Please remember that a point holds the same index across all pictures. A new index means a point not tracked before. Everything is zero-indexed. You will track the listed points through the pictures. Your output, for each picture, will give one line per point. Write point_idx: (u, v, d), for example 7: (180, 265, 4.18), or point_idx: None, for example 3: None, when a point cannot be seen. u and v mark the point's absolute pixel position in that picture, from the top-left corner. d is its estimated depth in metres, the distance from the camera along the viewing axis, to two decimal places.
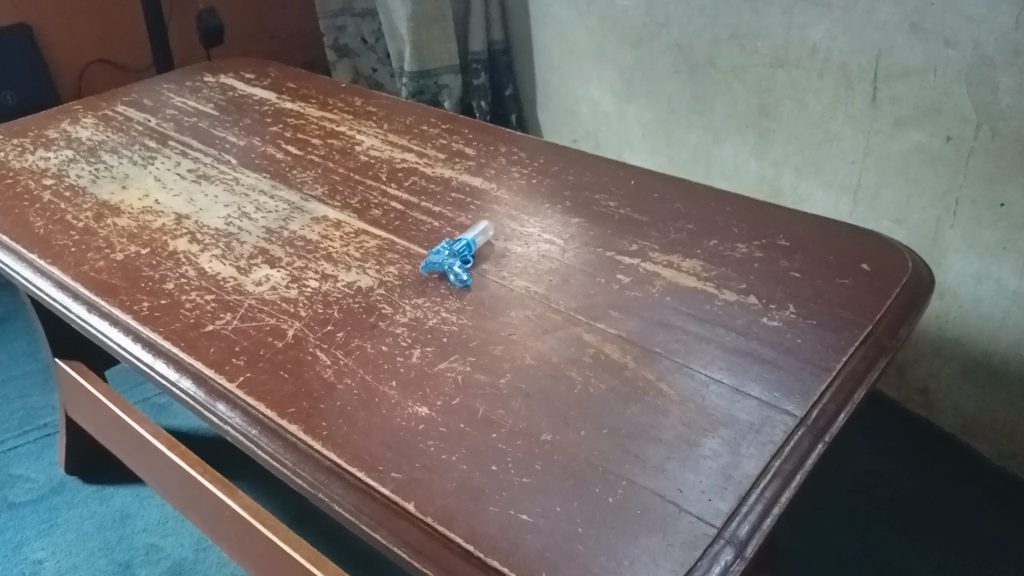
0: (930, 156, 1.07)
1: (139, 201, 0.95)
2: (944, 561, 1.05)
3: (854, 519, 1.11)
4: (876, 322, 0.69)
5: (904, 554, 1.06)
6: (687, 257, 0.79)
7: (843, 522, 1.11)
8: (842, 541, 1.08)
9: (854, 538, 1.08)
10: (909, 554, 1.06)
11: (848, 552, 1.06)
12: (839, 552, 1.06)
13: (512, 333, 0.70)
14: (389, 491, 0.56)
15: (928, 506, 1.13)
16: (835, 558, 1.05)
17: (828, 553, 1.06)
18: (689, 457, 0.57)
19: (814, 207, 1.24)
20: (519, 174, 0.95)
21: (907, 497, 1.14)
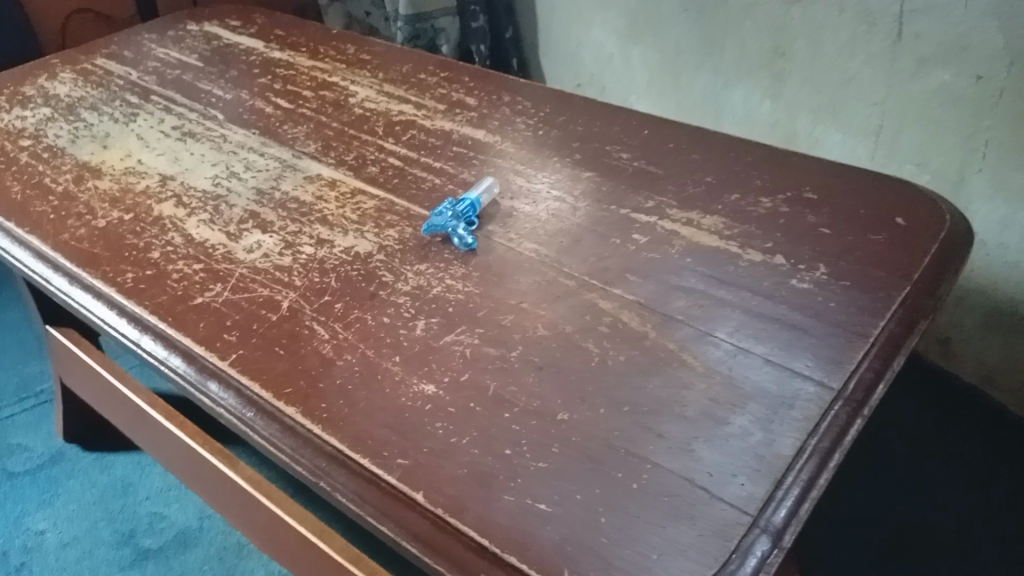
0: (956, 97, 1.01)
1: (121, 161, 0.89)
2: (966, 518, 1.01)
3: (870, 478, 1.07)
4: (914, 282, 0.64)
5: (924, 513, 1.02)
6: (707, 213, 0.73)
7: (860, 481, 1.07)
8: (861, 502, 1.04)
9: (871, 498, 1.05)
10: (929, 513, 1.02)
11: (864, 512, 1.03)
12: (856, 513, 1.03)
13: (522, 301, 0.65)
14: (394, 479, 0.52)
15: (949, 461, 1.08)
16: (852, 520, 1.02)
17: (845, 515, 1.03)
18: (716, 435, 0.53)
19: (831, 152, 1.18)
20: (524, 125, 0.89)
21: (927, 452, 1.10)
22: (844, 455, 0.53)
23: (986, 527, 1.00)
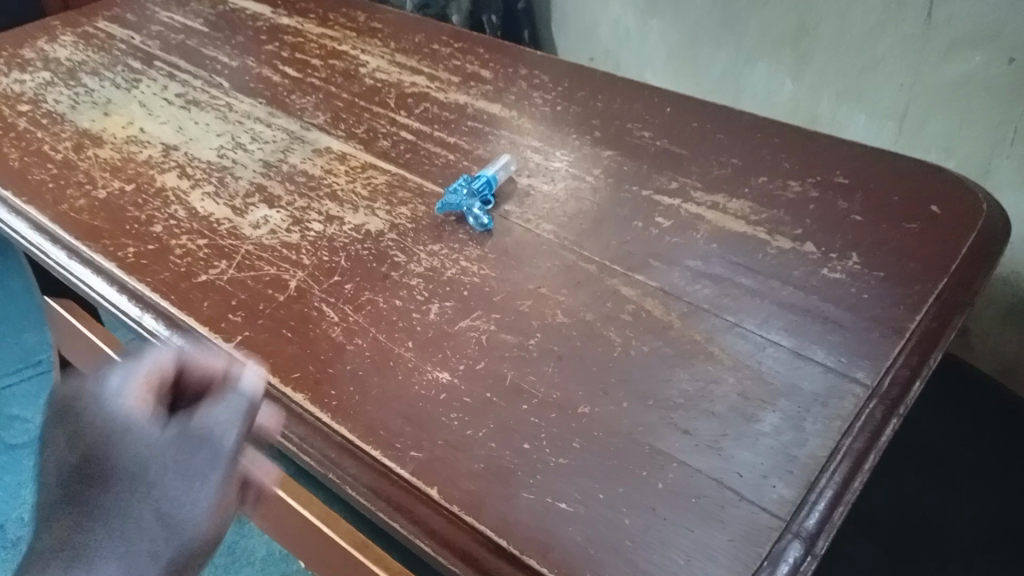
0: (986, 83, 0.97)
1: (123, 129, 0.86)
2: (978, 512, 0.86)
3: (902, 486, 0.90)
4: (951, 275, 0.61)
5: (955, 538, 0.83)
6: (734, 196, 0.70)
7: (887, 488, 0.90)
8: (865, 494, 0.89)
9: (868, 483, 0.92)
10: (944, 510, 0.86)
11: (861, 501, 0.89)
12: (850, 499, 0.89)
13: (540, 287, 0.62)
14: (408, 473, 0.49)
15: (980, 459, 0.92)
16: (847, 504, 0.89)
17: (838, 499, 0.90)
18: (745, 433, 0.50)
19: (854, 135, 1.14)
20: (542, 100, 0.85)
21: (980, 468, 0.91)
22: (878, 456, 0.50)
23: (996, 517, 0.85)
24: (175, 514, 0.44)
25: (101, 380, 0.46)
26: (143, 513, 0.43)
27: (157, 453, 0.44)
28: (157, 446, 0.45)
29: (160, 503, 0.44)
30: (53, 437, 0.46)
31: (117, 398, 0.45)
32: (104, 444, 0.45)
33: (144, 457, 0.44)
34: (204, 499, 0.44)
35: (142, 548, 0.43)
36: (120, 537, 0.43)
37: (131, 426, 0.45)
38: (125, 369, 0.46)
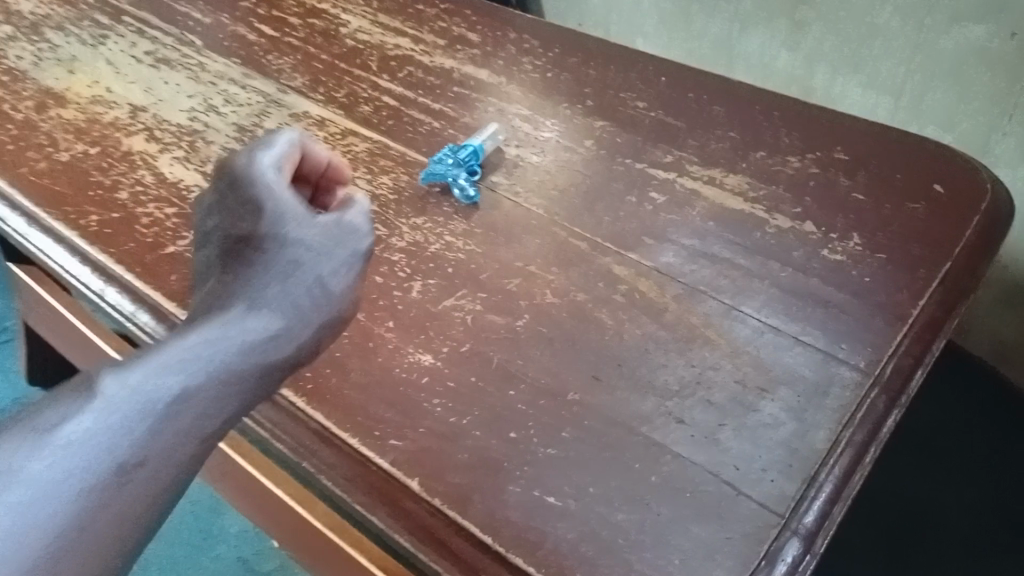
0: (993, 56, 0.93)
1: (88, 88, 0.81)
2: (975, 502, 0.79)
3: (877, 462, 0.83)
4: (956, 259, 0.59)
5: (950, 533, 0.77)
6: (731, 172, 0.67)
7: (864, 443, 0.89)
8: None
9: None
10: (946, 505, 0.79)
11: None
12: None
13: (529, 265, 0.59)
14: (388, 463, 0.47)
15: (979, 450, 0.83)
16: None
17: None
18: (745, 424, 0.48)
19: (851, 110, 1.11)
20: (532, 65, 0.81)
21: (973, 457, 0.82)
22: (879, 448, 0.48)
23: (993, 506, 0.79)
24: (327, 285, 0.47)
25: (258, 159, 0.49)
26: (289, 275, 0.46)
27: (309, 240, 0.47)
28: (309, 236, 0.47)
29: (309, 277, 0.46)
30: (219, 201, 0.49)
31: (274, 178, 0.49)
32: (260, 207, 0.48)
33: (290, 228, 0.47)
34: (345, 275, 0.48)
35: (299, 309, 0.45)
36: (254, 303, 0.44)
37: (286, 210, 0.48)
38: (283, 159, 0.50)
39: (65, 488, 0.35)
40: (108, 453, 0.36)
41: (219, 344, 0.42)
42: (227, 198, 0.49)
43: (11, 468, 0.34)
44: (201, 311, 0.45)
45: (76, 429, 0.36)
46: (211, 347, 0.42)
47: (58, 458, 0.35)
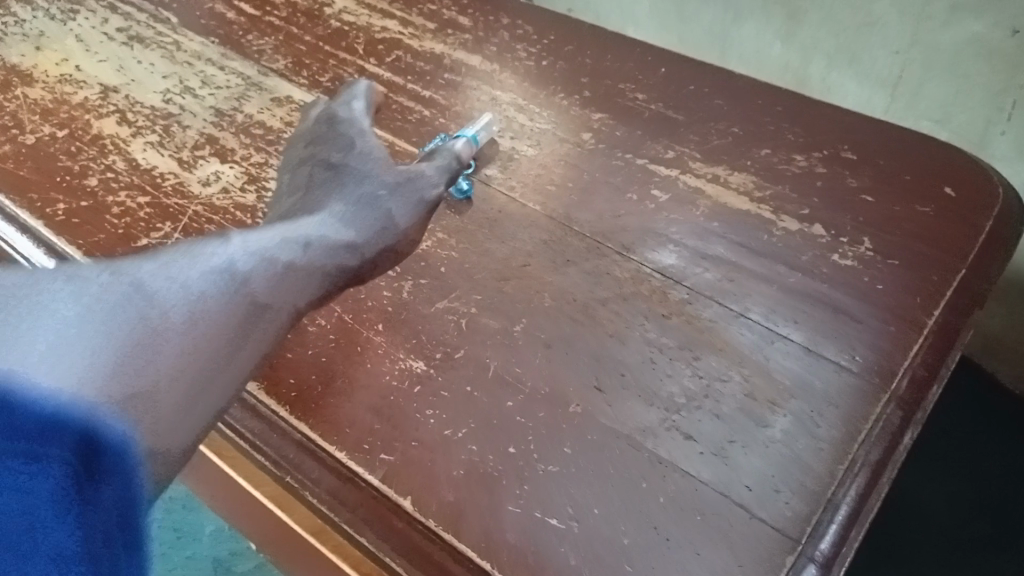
0: (991, 47, 0.84)
1: (56, 67, 0.77)
2: None
3: (952, 490, 0.69)
4: (968, 265, 0.56)
5: (934, 530, 0.67)
6: (735, 168, 0.64)
7: (944, 471, 0.71)
8: (939, 505, 0.69)
9: (929, 484, 0.70)
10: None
11: (930, 504, 0.69)
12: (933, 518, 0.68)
13: (526, 264, 0.56)
14: (377, 479, 0.45)
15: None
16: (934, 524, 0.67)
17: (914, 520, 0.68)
18: (755, 439, 0.46)
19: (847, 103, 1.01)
20: (526, 53, 0.77)
21: None
22: (896, 467, 0.46)
23: (993, 510, 0.68)
24: (393, 216, 0.52)
25: (354, 111, 0.58)
26: (371, 187, 0.52)
27: (385, 177, 0.53)
28: (385, 174, 0.53)
29: (386, 204, 0.52)
30: (316, 136, 0.57)
31: (363, 128, 0.57)
32: (352, 143, 0.55)
33: (375, 158, 0.54)
34: (409, 213, 0.53)
35: (371, 227, 0.50)
36: (338, 216, 0.49)
37: (369, 149, 0.55)
38: (367, 116, 0.59)
39: (196, 321, 0.37)
40: (239, 286, 0.40)
41: (308, 235, 0.46)
42: (320, 138, 0.57)
43: (176, 270, 0.38)
44: (296, 211, 0.51)
45: (221, 257, 0.40)
46: (304, 233, 0.46)
47: (212, 271, 0.39)
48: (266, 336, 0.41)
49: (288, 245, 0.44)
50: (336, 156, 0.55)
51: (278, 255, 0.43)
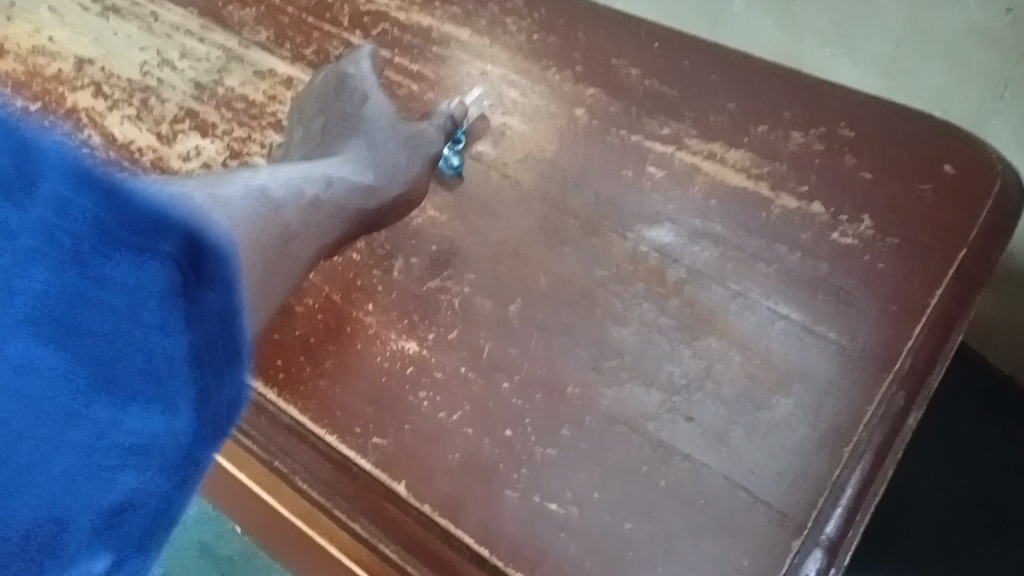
0: (918, 21, 0.74)
1: (29, 38, 0.74)
2: None
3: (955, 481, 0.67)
4: (968, 246, 0.55)
5: (934, 525, 0.65)
6: (732, 146, 0.62)
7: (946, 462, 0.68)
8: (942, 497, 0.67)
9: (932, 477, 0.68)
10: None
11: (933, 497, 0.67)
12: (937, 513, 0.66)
13: (521, 243, 0.55)
14: (371, 465, 0.45)
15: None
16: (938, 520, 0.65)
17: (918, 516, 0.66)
18: (757, 423, 0.45)
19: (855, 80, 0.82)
20: (519, 26, 0.71)
21: None
22: (900, 449, 0.45)
23: (994, 501, 0.66)
24: (400, 166, 0.54)
25: (363, 64, 0.60)
26: (379, 139, 0.55)
27: (391, 131, 0.56)
28: (392, 128, 0.56)
29: (395, 154, 0.55)
30: (327, 90, 0.60)
31: (371, 82, 0.59)
32: (362, 97, 0.58)
33: (382, 113, 0.57)
34: (413, 165, 0.55)
35: (382, 172, 0.53)
36: (352, 162, 0.52)
37: (377, 104, 0.57)
38: (376, 73, 0.61)
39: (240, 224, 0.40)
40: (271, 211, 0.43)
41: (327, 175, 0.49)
42: (331, 93, 0.59)
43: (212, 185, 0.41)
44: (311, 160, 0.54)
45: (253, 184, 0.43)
46: (325, 173, 0.49)
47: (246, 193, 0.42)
48: (290, 271, 0.44)
49: (317, 177, 0.48)
50: (350, 109, 0.57)
51: (307, 188, 0.47)
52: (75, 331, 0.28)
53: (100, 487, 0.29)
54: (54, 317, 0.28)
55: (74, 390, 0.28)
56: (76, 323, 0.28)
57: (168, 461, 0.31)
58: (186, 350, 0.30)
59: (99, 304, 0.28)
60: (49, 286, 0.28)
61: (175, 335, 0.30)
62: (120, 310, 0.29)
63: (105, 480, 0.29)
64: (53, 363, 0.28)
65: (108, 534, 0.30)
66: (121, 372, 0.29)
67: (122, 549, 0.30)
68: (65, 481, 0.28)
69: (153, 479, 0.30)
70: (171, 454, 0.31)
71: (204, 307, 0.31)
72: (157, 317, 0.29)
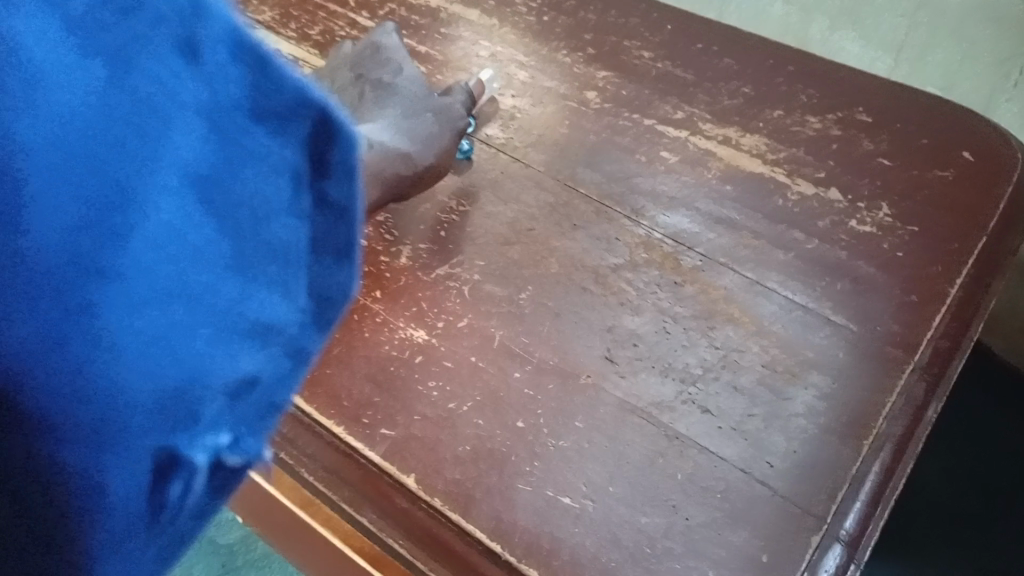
0: (932, 4, 0.72)
1: None
2: None
3: (960, 472, 0.67)
4: (991, 232, 0.53)
5: (940, 514, 0.65)
6: (747, 130, 0.60)
7: (951, 454, 0.69)
8: (944, 488, 0.67)
9: (937, 469, 0.68)
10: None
11: (936, 488, 0.67)
12: (937, 501, 0.66)
13: (532, 227, 0.54)
14: (379, 456, 0.43)
15: None
16: (940, 507, 0.65)
17: (919, 505, 0.66)
18: (775, 414, 0.44)
19: (859, 62, 0.79)
20: (526, 8, 0.72)
21: None
22: (922, 439, 0.44)
23: (996, 490, 0.66)
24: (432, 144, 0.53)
25: (393, 35, 0.58)
26: (413, 116, 0.53)
27: (427, 107, 0.54)
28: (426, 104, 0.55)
29: (429, 132, 0.53)
30: (357, 56, 0.57)
31: (403, 53, 0.58)
32: (396, 68, 0.56)
33: (416, 86, 0.56)
34: (444, 143, 0.54)
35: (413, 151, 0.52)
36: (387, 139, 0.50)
37: (412, 78, 0.56)
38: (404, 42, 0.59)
39: None
40: None
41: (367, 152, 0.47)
42: (360, 60, 0.57)
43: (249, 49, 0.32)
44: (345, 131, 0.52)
45: None
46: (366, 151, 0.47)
47: None
48: None
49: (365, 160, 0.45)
50: (387, 78, 0.55)
51: None
52: (206, 159, 0.21)
53: (216, 359, 0.22)
54: (181, 131, 0.21)
55: (198, 233, 0.21)
56: (210, 148, 0.21)
57: (293, 349, 0.24)
58: (326, 214, 0.23)
59: (236, 144, 0.22)
60: (185, 94, 0.21)
61: (315, 193, 0.23)
62: (258, 146, 0.22)
63: (223, 353, 0.22)
64: (171, 191, 0.21)
65: (226, 422, 0.23)
66: (249, 219, 0.22)
67: (236, 442, 0.23)
68: (176, 340, 0.22)
69: (276, 366, 0.24)
70: (293, 344, 0.24)
71: (332, 182, 0.23)
72: (301, 161, 0.23)
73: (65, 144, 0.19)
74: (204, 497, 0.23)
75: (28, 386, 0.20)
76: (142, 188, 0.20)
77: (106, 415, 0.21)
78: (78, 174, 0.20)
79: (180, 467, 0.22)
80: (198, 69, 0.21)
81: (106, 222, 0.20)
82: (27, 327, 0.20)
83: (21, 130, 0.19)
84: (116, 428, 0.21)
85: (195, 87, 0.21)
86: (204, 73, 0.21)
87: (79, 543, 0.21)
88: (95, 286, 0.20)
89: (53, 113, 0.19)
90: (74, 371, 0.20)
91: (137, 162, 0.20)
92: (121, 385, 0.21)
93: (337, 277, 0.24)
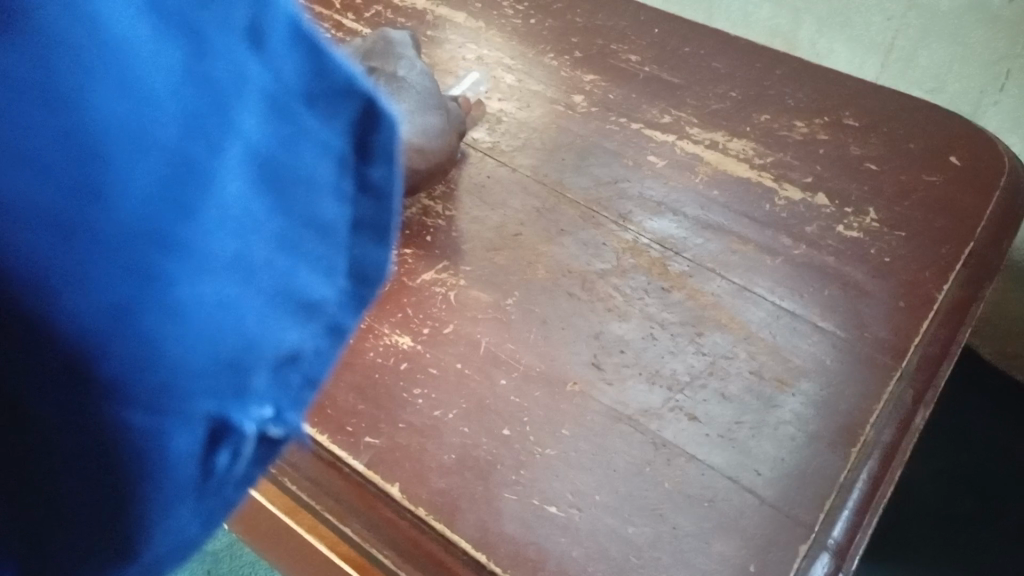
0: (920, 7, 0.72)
1: None
2: None
3: (948, 474, 0.68)
4: (978, 237, 0.53)
5: (929, 517, 0.65)
6: (735, 134, 0.60)
7: (938, 455, 0.69)
8: (932, 489, 0.67)
9: (925, 471, 0.68)
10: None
11: (926, 489, 0.67)
12: (926, 503, 0.66)
13: (519, 232, 0.53)
14: (364, 466, 0.42)
15: None
16: (929, 509, 0.66)
17: (908, 507, 0.66)
18: (764, 421, 0.43)
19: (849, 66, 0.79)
20: (513, 10, 0.72)
21: None
22: (910, 444, 0.44)
23: (982, 489, 0.66)
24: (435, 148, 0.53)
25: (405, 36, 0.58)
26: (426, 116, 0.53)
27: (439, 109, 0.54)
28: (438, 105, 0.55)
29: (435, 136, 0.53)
30: (367, 51, 0.57)
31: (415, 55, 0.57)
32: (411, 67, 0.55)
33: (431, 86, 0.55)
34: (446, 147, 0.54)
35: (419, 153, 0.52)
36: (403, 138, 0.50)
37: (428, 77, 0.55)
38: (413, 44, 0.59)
39: None
40: None
41: None
42: (372, 54, 0.56)
43: None
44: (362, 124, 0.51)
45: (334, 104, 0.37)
46: None
47: None
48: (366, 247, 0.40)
49: None
50: (401, 70, 0.54)
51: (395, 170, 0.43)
52: (269, 138, 0.21)
53: (275, 334, 0.22)
54: (247, 109, 0.21)
55: (259, 208, 0.21)
56: (272, 129, 0.21)
57: (333, 326, 0.24)
58: (366, 197, 0.25)
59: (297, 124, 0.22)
60: (252, 72, 0.21)
61: (356, 178, 0.24)
62: (311, 129, 0.23)
63: (277, 328, 0.22)
64: (236, 164, 0.20)
65: (271, 394, 0.22)
66: (304, 196, 0.22)
67: (281, 416, 0.23)
68: (241, 313, 0.21)
69: (317, 338, 0.24)
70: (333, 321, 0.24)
71: (373, 167, 0.24)
72: (344, 145, 0.24)
73: (145, 108, 0.19)
74: (246, 470, 0.22)
75: (98, 355, 0.18)
76: (213, 159, 0.20)
77: (172, 391, 0.19)
78: (157, 140, 0.19)
79: (230, 440, 0.21)
80: (263, 52, 0.21)
81: (181, 188, 0.19)
82: (96, 293, 0.18)
83: (97, 92, 0.18)
84: (182, 404, 0.19)
85: (262, 70, 0.21)
86: (269, 60, 0.21)
87: (126, 517, 0.20)
88: (166, 250, 0.19)
89: (139, 81, 0.18)
90: (145, 341, 0.19)
91: (214, 138, 0.20)
92: (188, 362, 0.19)
93: (374, 257, 0.25)
